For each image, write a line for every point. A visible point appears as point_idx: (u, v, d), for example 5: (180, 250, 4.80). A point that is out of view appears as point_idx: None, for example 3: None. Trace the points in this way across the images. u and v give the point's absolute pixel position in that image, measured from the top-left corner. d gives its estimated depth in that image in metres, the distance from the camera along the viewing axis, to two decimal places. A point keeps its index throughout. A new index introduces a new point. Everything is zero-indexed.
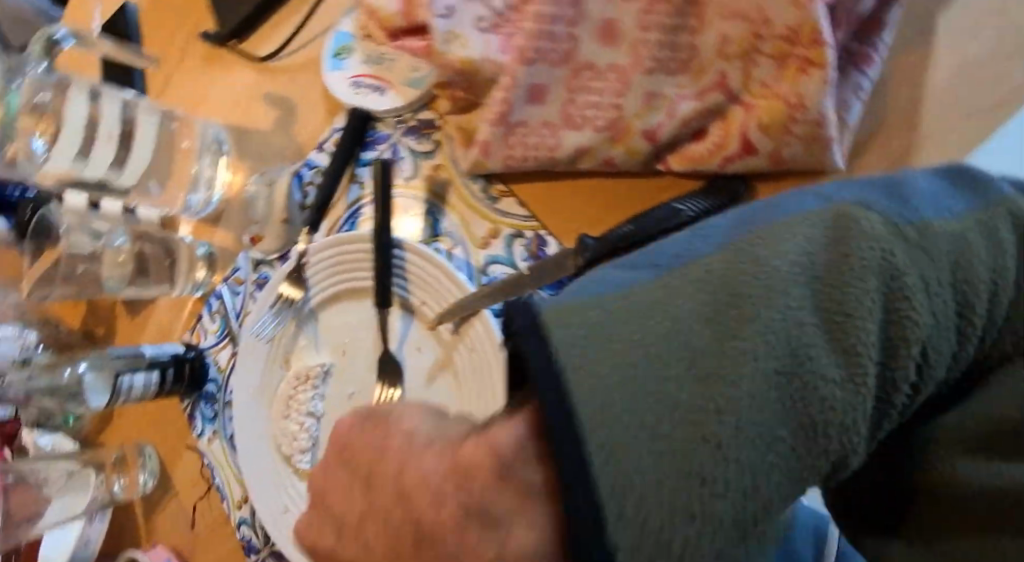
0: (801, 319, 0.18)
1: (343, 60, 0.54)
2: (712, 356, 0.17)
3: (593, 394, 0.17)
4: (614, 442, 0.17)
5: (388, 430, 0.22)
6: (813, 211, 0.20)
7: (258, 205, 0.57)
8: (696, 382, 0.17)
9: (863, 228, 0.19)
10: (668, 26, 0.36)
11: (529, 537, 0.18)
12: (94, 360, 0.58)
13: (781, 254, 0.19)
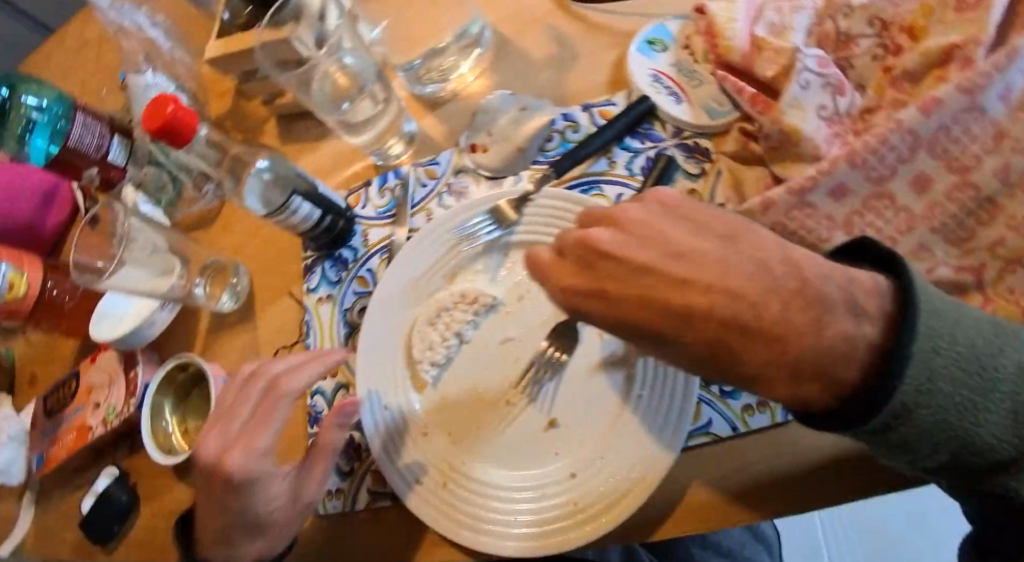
0: (933, 377, 0.29)
1: (655, 51, 0.57)
2: (979, 335, 0.31)
3: (823, 349, 0.29)
4: (808, 376, 0.29)
5: (740, 228, 0.33)
6: (972, 322, 0.31)
7: (501, 119, 0.58)
8: (971, 338, 0.30)
9: (986, 351, 0.30)
10: (965, 207, 0.44)
11: (859, 334, 0.29)
12: (279, 164, 0.55)
13: (945, 338, 0.30)
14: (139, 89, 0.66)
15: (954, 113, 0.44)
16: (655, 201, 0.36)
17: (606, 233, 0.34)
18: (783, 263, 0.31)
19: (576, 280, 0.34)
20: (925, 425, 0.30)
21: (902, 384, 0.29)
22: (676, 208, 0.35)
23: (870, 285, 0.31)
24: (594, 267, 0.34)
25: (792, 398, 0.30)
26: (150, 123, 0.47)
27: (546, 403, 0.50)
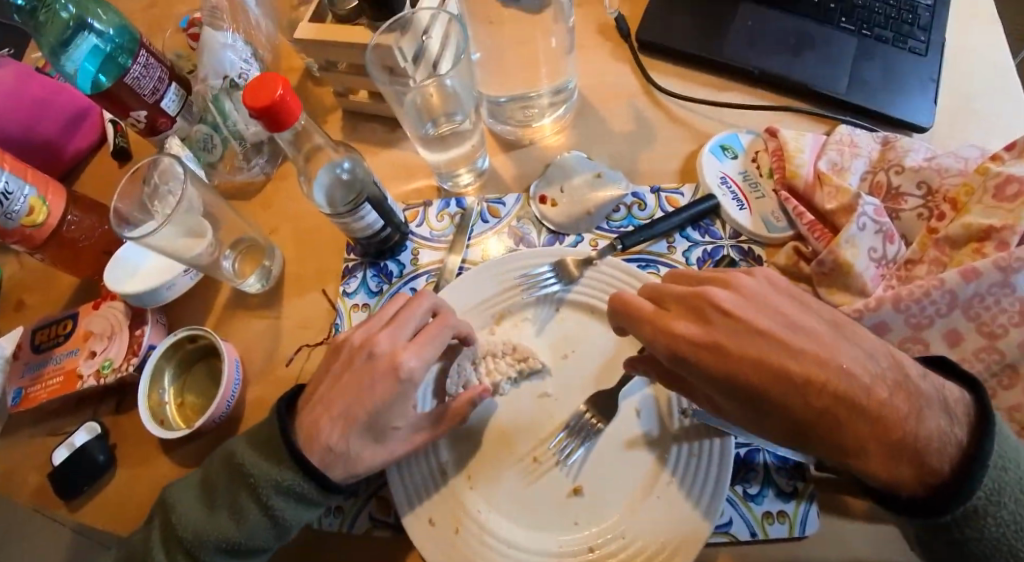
0: (1000, 494, 0.33)
1: (725, 158, 0.61)
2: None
3: (895, 437, 0.34)
4: (881, 449, 0.34)
5: (846, 322, 0.38)
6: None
7: (573, 181, 0.60)
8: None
9: None
10: (989, 368, 0.48)
11: (949, 434, 0.34)
12: (360, 166, 0.55)
13: (1016, 466, 0.34)
14: (216, 45, 0.66)
15: (989, 285, 0.48)
16: (765, 278, 0.41)
17: (724, 295, 0.39)
18: (888, 360, 0.36)
19: (690, 328, 0.39)
20: (987, 534, 0.34)
21: (975, 489, 0.33)
22: (787, 290, 0.40)
23: (956, 398, 0.36)
24: (712, 321, 0.38)
25: (886, 478, 0.34)
26: (254, 101, 0.46)
27: (575, 467, 0.49)
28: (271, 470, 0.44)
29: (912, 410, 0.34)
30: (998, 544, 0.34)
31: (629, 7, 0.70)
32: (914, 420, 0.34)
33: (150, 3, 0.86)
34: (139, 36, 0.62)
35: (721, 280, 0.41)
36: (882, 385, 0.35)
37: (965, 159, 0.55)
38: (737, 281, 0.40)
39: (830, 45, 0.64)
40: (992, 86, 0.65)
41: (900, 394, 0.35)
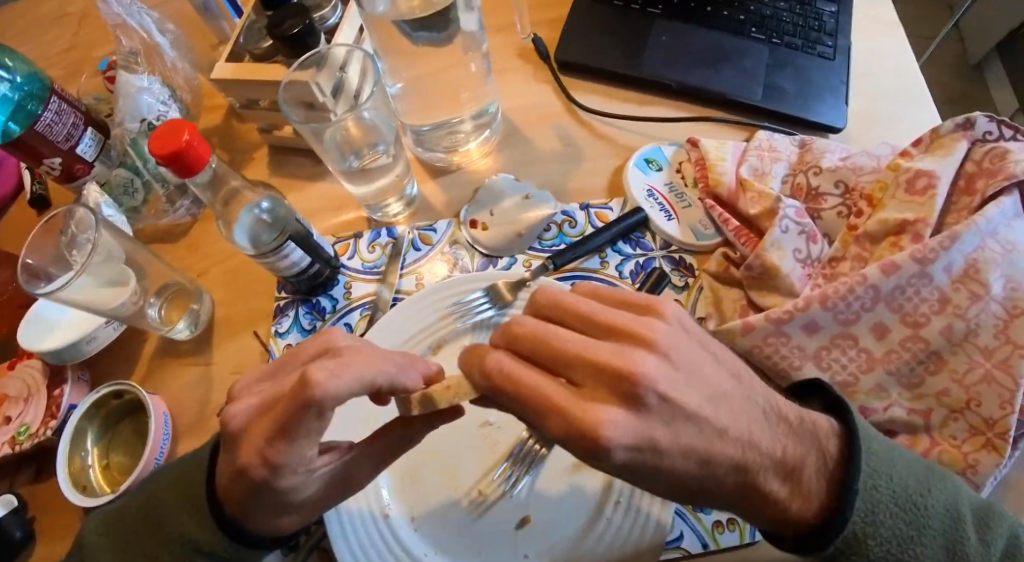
0: (876, 516, 0.37)
1: (651, 170, 0.62)
2: (914, 478, 0.38)
3: (789, 485, 0.36)
4: (781, 500, 0.36)
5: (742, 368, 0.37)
6: (904, 469, 0.38)
7: (502, 202, 0.60)
8: (907, 480, 0.38)
9: (917, 496, 0.38)
10: (916, 357, 0.49)
11: (825, 472, 0.37)
12: (280, 205, 0.53)
13: (885, 483, 0.37)
14: (131, 89, 0.62)
15: (908, 277, 0.49)
16: (676, 324, 0.35)
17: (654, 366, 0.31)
18: (774, 411, 0.36)
19: (620, 415, 0.30)
20: (873, 554, 0.37)
21: (852, 518, 0.36)
22: (695, 338, 0.35)
23: (825, 429, 0.38)
24: (644, 405, 0.31)
25: (783, 523, 0.37)
26: (160, 148, 0.44)
27: (521, 499, 0.48)
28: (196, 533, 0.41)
29: (800, 454, 0.36)
30: (886, 559, 0.37)
31: (547, 30, 0.72)
32: (803, 464, 0.36)
33: (68, 46, 0.83)
34: (50, 82, 0.59)
35: (635, 338, 0.33)
36: (780, 441, 0.36)
37: (877, 156, 0.57)
38: (657, 334, 0.33)
39: (743, 56, 0.66)
40: (898, 87, 0.67)
41: (791, 442, 0.36)
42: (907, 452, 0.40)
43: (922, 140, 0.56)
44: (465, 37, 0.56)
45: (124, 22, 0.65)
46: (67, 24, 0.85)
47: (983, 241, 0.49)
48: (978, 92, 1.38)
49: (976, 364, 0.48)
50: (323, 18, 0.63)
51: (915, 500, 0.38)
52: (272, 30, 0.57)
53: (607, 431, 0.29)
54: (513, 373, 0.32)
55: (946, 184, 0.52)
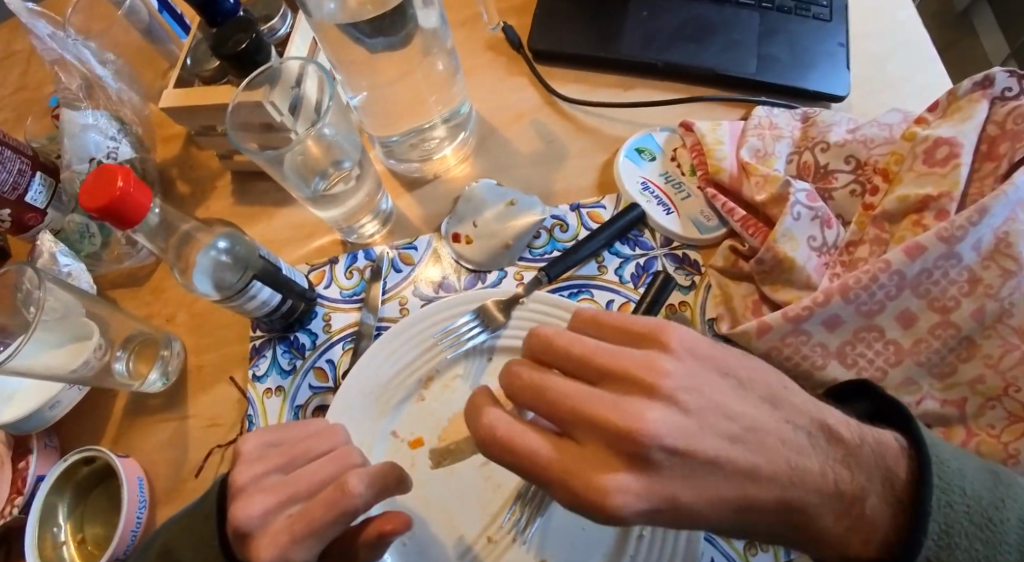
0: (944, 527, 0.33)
1: (643, 160, 0.57)
2: (985, 487, 0.35)
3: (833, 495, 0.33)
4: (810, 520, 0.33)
5: (780, 389, 0.34)
6: (968, 469, 0.35)
7: (486, 211, 0.55)
8: (980, 490, 0.34)
9: (986, 500, 0.34)
10: (947, 344, 0.45)
11: (891, 498, 0.34)
12: (239, 242, 0.49)
13: (954, 486, 0.34)
14: (75, 128, 0.56)
15: (934, 259, 0.45)
16: (686, 352, 0.32)
17: (660, 420, 0.29)
18: (821, 434, 0.33)
19: (629, 480, 0.28)
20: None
21: (926, 540, 0.33)
22: (707, 358, 0.33)
23: (894, 448, 0.35)
24: (653, 464, 0.28)
25: (838, 553, 0.34)
26: (91, 203, 0.40)
27: (535, 543, 0.45)
28: None
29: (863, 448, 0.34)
30: None
31: (517, 18, 0.66)
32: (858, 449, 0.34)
33: (18, 86, 0.75)
34: None
35: (640, 385, 0.31)
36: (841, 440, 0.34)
37: (888, 125, 0.53)
38: (667, 377, 0.31)
39: (731, 27, 0.61)
40: (899, 47, 0.63)
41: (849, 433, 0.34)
42: (968, 455, 0.37)
43: (938, 105, 0.52)
44: (424, 36, 0.51)
45: (61, 57, 0.59)
46: (12, 65, 0.77)
47: (1013, 211, 0.45)
48: (966, 38, 1.31)
49: (1012, 347, 0.44)
50: (272, 29, 0.57)
51: (993, 517, 0.34)
52: (217, 49, 0.51)
53: (614, 499, 0.28)
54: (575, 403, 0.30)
55: (968, 152, 0.47)
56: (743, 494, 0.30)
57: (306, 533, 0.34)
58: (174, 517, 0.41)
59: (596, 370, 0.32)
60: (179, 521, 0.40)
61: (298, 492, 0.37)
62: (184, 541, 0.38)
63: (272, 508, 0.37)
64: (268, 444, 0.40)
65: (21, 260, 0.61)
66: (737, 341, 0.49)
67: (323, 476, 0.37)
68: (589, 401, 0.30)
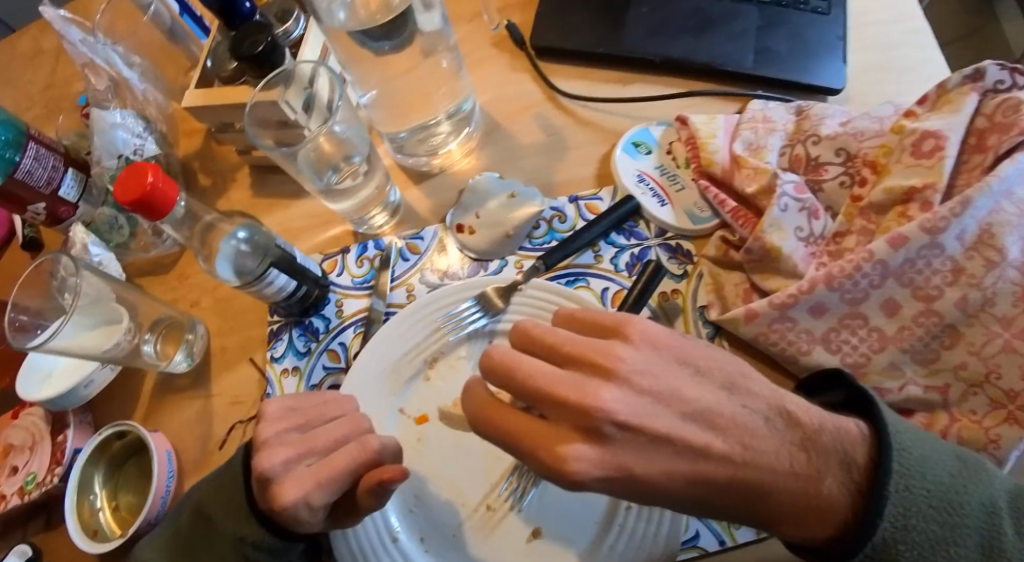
0: (900, 507, 0.35)
1: (639, 153, 0.60)
2: (946, 472, 0.37)
3: (788, 476, 0.36)
4: (767, 499, 0.36)
5: (741, 376, 0.38)
6: (928, 454, 0.37)
7: (489, 203, 0.58)
8: (941, 475, 0.37)
9: (945, 484, 0.36)
10: (930, 332, 0.46)
11: (848, 482, 0.36)
12: (258, 232, 0.53)
13: (910, 469, 0.36)
14: (104, 125, 0.59)
15: (918, 249, 0.46)
16: (645, 342, 0.37)
17: (612, 399, 0.34)
18: (780, 417, 0.37)
19: (585, 450, 0.34)
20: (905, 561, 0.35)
21: (881, 520, 0.35)
22: (667, 347, 0.38)
23: (854, 435, 0.38)
24: (605, 438, 0.34)
25: (800, 533, 0.37)
26: (124, 195, 0.44)
27: (531, 512, 0.48)
28: (239, 523, 0.41)
29: (821, 433, 0.37)
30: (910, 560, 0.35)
31: (520, 14, 0.69)
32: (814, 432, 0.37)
33: (48, 83, 0.79)
34: (25, 126, 0.55)
35: (600, 369, 0.36)
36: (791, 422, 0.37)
37: (880, 118, 0.54)
38: (623, 362, 0.36)
39: (731, 20, 0.62)
40: (901, 36, 0.63)
41: (805, 416, 0.37)
42: (936, 442, 0.39)
43: (928, 98, 0.53)
44: (427, 38, 0.54)
45: (91, 60, 0.62)
46: (42, 62, 0.81)
47: (998, 202, 0.46)
48: (988, 28, 1.30)
49: (995, 335, 0.45)
50: (287, 32, 0.60)
51: (953, 499, 0.36)
52: (236, 49, 0.55)
53: (572, 466, 0.33)
54: (547, 389, 0.35)
55: (955, 144, 0.49)
56: (695, 469, 0.35)
57: (327, 478, 0.39)
58: (204, 482, 0.45)
59: (566, 358, 0.37)
60: (211, 483, 0.44)
61: (317, 446, 0.41)
62: (217, 498, 0.43)
63: (292, 458, 0.40)
64: (289, 408, 0.43)
65: (54, 249, 0.66)
66: (727, 327, 0.51)
67: (338, 435, 0.41)
68: (553, 383, 0.35)
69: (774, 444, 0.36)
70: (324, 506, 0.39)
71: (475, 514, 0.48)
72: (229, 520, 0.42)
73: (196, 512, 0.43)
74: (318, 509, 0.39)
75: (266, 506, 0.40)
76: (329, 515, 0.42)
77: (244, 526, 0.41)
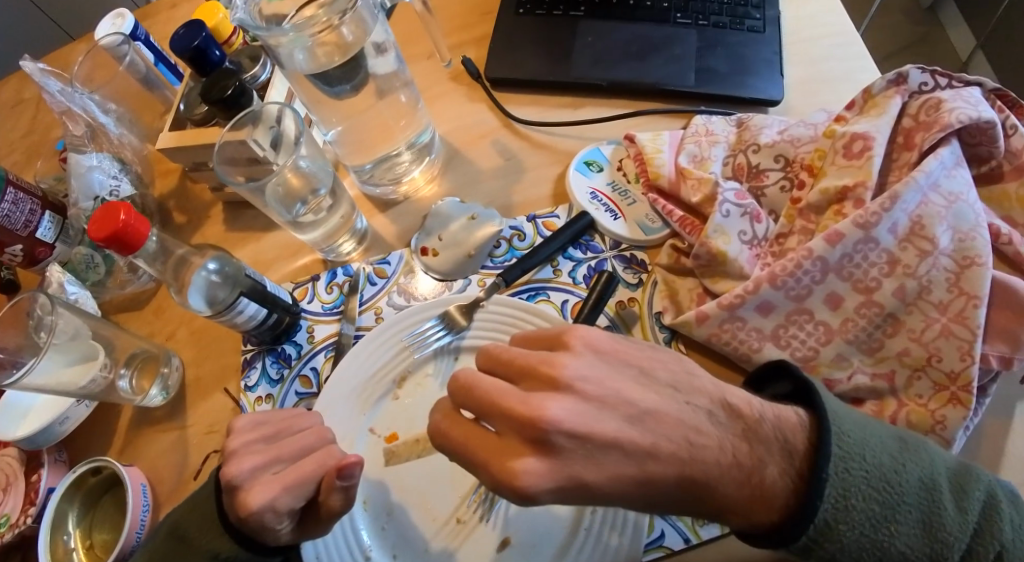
0: (841, 491, 0.36)
1: (591, 171, 0.63)
2: (887, 453, 0.38)
3: (731, 467, 0.35)
4: (711, 491, 0.35)
5: (682, 375, 0.38)
6: (869, 437, 0.38)
7: (451, 225, 0.61)
8: (880, 456, 0.37)
9: (885, 465, 0.37)
10: (872, 322, 0.48)
11: (789, 469, 0.37)
12: (228, 263, 0.55)
13: (850, 453, 0.37)
14: (81, 169, 0.63)
15: (854, 244, 0.48)
16: (588, 350, 0.37)
17: (559, 408, 0.33)
18: (720, 409, 0.37)
19: (535, 463, 0.32)
20: (847, 540, 0.36)
21: (822, 502, 0.35)
22: (610, 354, 0.38)
23: (793, 423, 0.38)
24: (556, 449, 0.33)
25: (744, 522, 0.36)
26: (99, 232, 0.46)
27: (498, 522, 0.49)
28: (213, 540, 0.43)
29: (761, 423, 0.37)
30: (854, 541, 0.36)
31: (474, 49, 0.73)
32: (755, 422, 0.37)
33: (26, 131, 0.83)
34: (5, 173, 0.59)
35: (545, 380, 0.35)
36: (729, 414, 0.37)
37: (814, 125, 0.57)
38: (566, 369, 0.35)
39: (671, 43, 0.66)
40: (831, 51, 0.68)
41: (746, 408, 0.37)
42: (879, 425, 0.40)
43: (856, 103, 0.55)
44: (381, 79, 0.57)
45: (68, 108, 0.65)
46: (21, 112, 0.85)
47: (926, 196, 0.48)
48: None
49: (933, 321, 0.47)
50: (254, 76, 0.64)
51: (893, 479, 0.37)
52: (206, 94, 0.58)
53: (522, 480, 0.32)
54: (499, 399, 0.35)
55: (882, 144, 0.51)
56: (643, 469, 0.34)
57: (294, 481, 0.41)
58: (179, 505, 0.46)
59: (518, 373, 0.37)
60: (187, 504, 0.45)
61: (283, 454, 0.43)
62: (191, 517, 0.44)
63: (260, 465, 0.42)
64: (257, 421, 0.45)
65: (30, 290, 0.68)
66: (681, 329, 0.53)
67: (304, 444, 0.44)
68: (502, 395, 0.35)
69: (716, 437, 0.36)
70: (290, 512, 0.41)
71: (443, 528, 0.49)
72: (203, 537, 0.43)
73: (169, 532, 0.44)
74: (283, 514, 0.41)
75: (237, 518, 0.42)
76: (298, 523, 0.43)
77: (216, 541, 0.43)
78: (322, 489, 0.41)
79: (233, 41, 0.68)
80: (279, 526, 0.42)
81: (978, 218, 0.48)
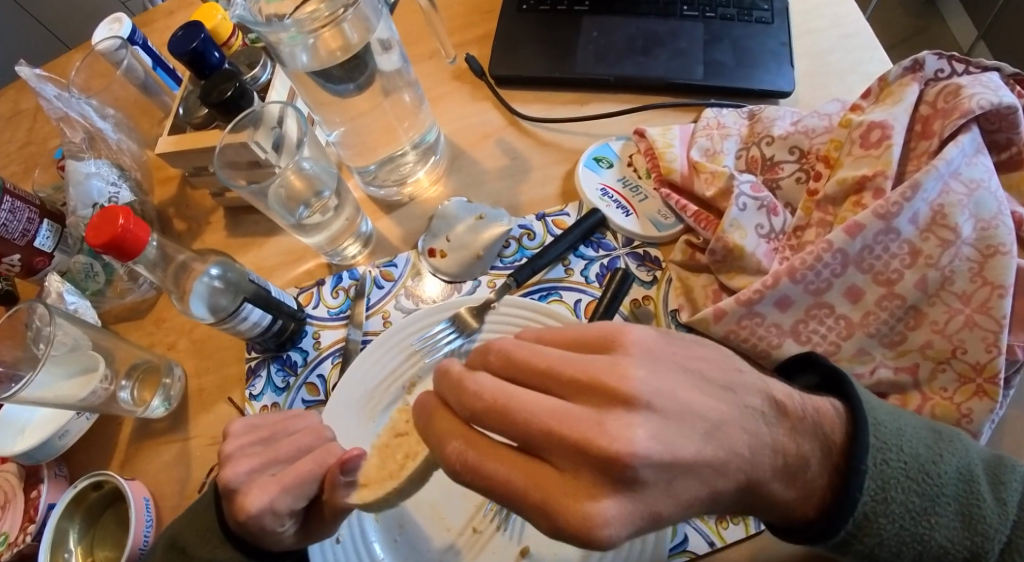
0: (880, 484, 0.34)
1: (601, 167, 0.62)
2: (923, 444, 0.36)
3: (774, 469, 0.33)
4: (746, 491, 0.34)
5: (734, 373, 0.35)
6: (906, 429, 0.36)
7: (457, 226, 0.60)
8: (916, 447, 0.36)
9: (924, 457, 0.36)
10: (894, 315, 0.47)
11: (827, 463, 0.35)
12: (231, 269, 0.53)
13: (888, 445, 0.35)
14: (79, 176, 0.61)
15: (874, 235, 0.47)
16: (640, 351, 0.34)
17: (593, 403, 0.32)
18: (767, 407, 0.35)
19: None
20: (886, 534, 0.34)
21: (861, 496, 0.34)
22: (667, 358, 0.34)
23: (831, 414, 0.36)
24: None
25: (781, 516, 0.35)
26: (96, 238, 0.45)
27: (517, 530, 0.47)
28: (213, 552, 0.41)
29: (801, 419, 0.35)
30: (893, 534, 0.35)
31: (477, 47, 0.72)
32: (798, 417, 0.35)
33: (24, 141, 0.82)
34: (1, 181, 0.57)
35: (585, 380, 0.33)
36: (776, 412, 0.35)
37: (828, 115, 0.56)
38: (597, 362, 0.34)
39: (677, 37, 0.65)
40: (840, 41, 0.66)
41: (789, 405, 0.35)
42: (911, 416, 0.38)
43: (871, 92, 0.54)
44: (386, 77, 0.56)
45: (66, 114, 0.64)
46: (18, 122, 0.84)
47: (947, 184, 0.47)
48: None
49: (956, 312, 0.46)
50: (254, 77, 0.63)
51: (931, 470, 0.36)
52: (205, 97, 0.57)
53: None
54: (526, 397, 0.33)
55: (900, 133, 0.50)
56: None
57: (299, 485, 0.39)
58: (181, 516, 0.44)
59: None
60: (186, 516, 0.44)
61: (280, 455, 0.42)
62: (191, 528, 0.42)
63: (256, 468, 0.41)
64: (252, 424, 0.44)
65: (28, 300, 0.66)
66: (698, 328, 0.51)
67: (301, 444, 0.42)
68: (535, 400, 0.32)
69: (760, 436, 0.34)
70: (290, 513, 0.39)
71: (460, 536, 0.48)
72: (204, 548, 0.41)
73: (169, 546, 0.42)
74: (284, 516, 0.39)
75: (236, 524, 0.40)
76: (301, 526, 0.42)
77: (217, 551, 0.41)
78: (323, 488, 0.40)
79: (233, 43, 0.67)
80: (281, 528, 0.40)
81: (1000, 205, 0.47)
